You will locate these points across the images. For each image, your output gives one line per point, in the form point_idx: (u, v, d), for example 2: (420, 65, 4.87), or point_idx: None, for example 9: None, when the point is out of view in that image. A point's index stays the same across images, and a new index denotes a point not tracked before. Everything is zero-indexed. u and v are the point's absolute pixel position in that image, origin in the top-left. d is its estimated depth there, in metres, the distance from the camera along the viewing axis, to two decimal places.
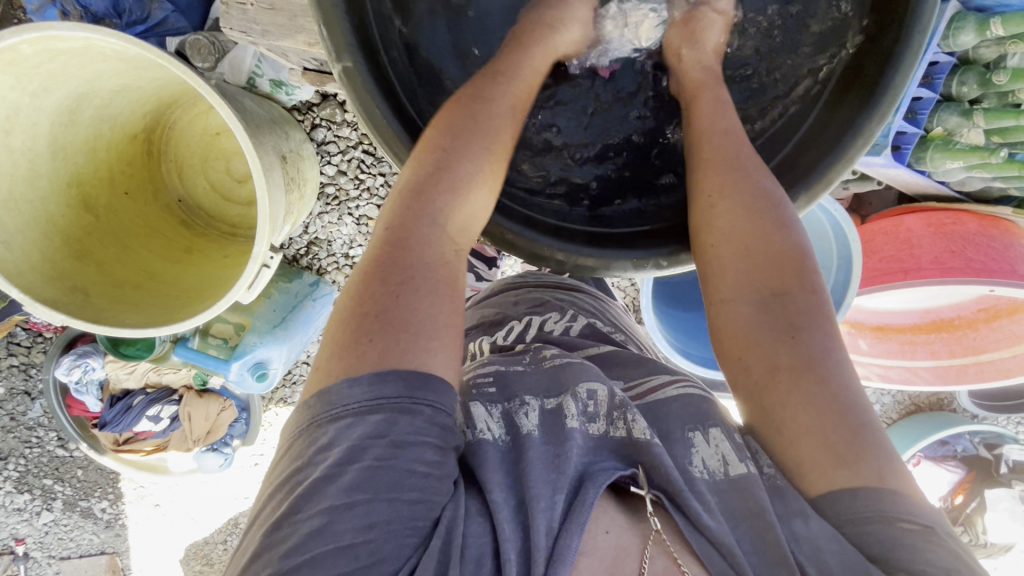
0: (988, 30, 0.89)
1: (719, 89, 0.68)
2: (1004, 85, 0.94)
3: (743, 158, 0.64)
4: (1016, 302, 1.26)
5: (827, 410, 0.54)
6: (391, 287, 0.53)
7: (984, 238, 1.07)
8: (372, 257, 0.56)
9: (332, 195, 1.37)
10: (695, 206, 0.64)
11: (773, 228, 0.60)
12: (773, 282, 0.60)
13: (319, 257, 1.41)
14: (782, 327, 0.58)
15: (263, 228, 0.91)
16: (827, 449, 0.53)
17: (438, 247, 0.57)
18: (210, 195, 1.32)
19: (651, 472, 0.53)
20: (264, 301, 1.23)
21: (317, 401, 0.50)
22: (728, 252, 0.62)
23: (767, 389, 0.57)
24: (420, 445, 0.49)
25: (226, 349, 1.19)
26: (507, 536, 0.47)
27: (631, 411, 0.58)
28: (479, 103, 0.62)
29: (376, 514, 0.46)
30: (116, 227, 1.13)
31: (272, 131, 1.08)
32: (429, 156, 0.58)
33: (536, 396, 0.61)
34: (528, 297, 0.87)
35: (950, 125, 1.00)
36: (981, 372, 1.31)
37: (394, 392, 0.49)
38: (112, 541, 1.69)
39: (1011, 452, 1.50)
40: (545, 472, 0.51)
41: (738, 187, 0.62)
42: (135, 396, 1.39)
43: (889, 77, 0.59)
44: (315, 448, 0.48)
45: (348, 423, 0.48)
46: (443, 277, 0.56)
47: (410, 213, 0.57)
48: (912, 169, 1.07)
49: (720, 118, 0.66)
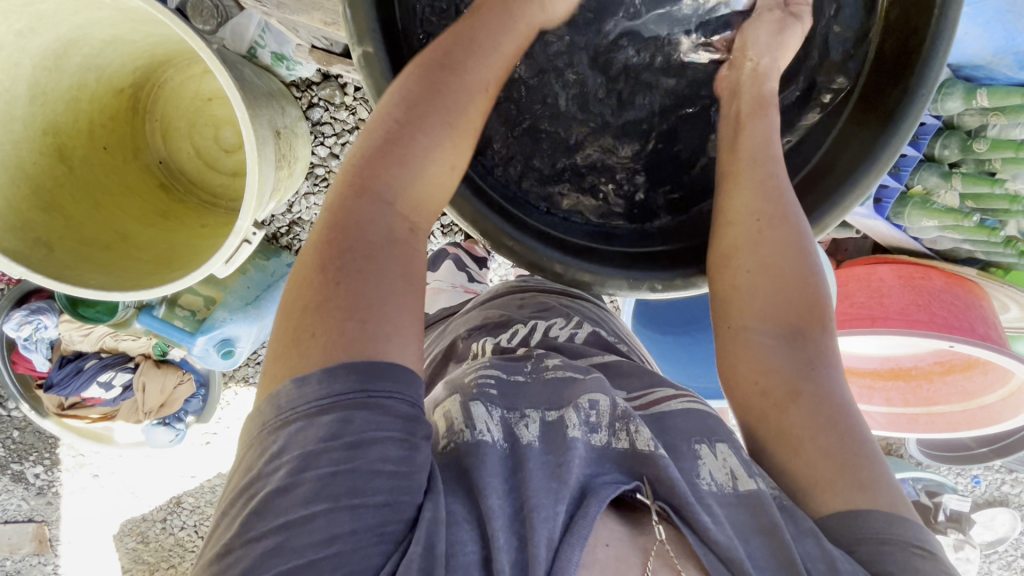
0: (973, 100, 0.95)
1: (764, 115, 0.68)
2: (983, 153, 0.99)
3: (781, 194, 0.65)
4: (970, 359, 1.33)
5: (844, 435, 0.58)
6: (336, 266, 0.55)
7: (949, 294, 1.11)
8: (319, 234, 0.57)
9: (321, 176, 1.34)
10: (735, 228, 0.65)
11: (805, 265, 0.63)
12: (794, 317, 0.64)
13: (299, 238, 1.37)
14: (803, 362, 0.62)
15: (249, 200, 0.89)
16: (843, 474, 0.56)
17: (388, 226, 0.58)
18: (194, 160, 1.27)
19: (655, 485, 0.54)
20: (239, 277, 1.20)
21: (266, 408, 0.52)
22: (761, 281, 0.64)
23: (786, 412, 0.60)
24: (379, 442, 0.50)
25: (193, 322, 1.17)
26: (501, 546, 0.47)
27: (634, 421, 0.59)
28: (448, 74, 0.60)
29: (338, 525, 0.47)
30: (91, 182, 1.08)
31: (270, 104, 1.05)
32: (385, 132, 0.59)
33: (538, 408, 0.61)
34: (535, 301, 0.86)
35: (930, 185, 1.04)
36: (930, 424, 1.38)
37: (346, 389, 0.50)
38: (42, 509, 1.61)
39: (950, 501, 1.58)
40: (548, 482, 0.52)
41: (780, 215, 0.64)
42: (87, 360, 1.32)
43: (887, 135, 0.62)
44: (268, 457, 0.50)
45: (301, 427, 0.50)
46: (394, 253, 0.57)
47: (357, 189, 0.58)
48: (890, 222, 1.10)
49: (756, 143, 0.66)
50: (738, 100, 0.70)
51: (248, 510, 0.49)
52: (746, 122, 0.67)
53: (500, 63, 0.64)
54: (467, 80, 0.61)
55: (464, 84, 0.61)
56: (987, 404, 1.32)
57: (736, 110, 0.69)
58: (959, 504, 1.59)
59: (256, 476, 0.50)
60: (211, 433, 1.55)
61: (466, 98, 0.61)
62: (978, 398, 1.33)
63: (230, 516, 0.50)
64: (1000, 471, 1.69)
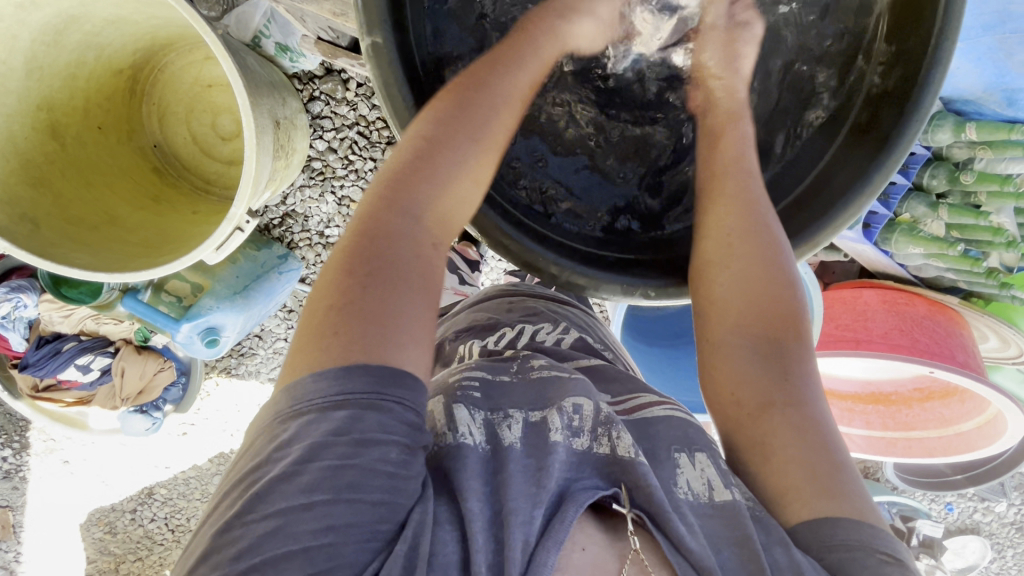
0: (962, 133, 0.97)
1: (738, 127, 0.72)
2: (970, 184, 1.02)
3: (755, 205, 0.67)
4: (949, 386, 1.34)
5: (814, 443, 0.58)
6: (359, 276, 0.55)
7: (931, 322, 1.13)
8: (345, 247, 0.58)
9: (318, 170, 1.33)
10: (710, 242, 0.68)
11: (779, 278, 0.65)
12: (770, 330, 0.65)
13: (292, 231, 1.36)
14: (778, 373, 0.63)
15: (244, 188, 0.88)
16: (813, 481, 0.56)
17: (413, 239, 0.59)
18: (189, 146, 1.25)
19: (633, 492, 0.53)
20: (229, 265, 1.18)
21: (284, 396, 0.51)
22: (733, 292, 0.66)
23: (759, 421, 0.61)
24: (383, 442, 0.49)
25: (179, 308, 1.15)
26: (479, 544, 0.48)
27: (617, 427, 0.59)
28: (474, 95, 0.62)
29: (336, 516, 0.46)
30: (82, 160, 1.07)
31: (271, 94, 1.05)
32: (413, 148, 0.60)
33: (521, 409, 0.61)
34: (523, 305, 0.86)
35: (917, 214, 1.07)
36: (908, 448, 1.40)
37: (361, 388, 0.50)
38: (8, 494, 1.57)
39: (923, 526, 1.58)
40: (527, 486, 0.52)
41: (754, 229, 0.66)
42: (66, 341, 1.29)
43: (880, 159, 0.63)
44: (274, 445, 0.49)
45: (313, 418, 0.50)
46: (418, 267, 0.58)
47: (386, 203, 0.59)
48: (877, 247, 1.12)
49: (726, 159, 0.70)
50: (713, 112, 0.74)
51: (225, 512, 0.48)
52: (721, 134, 0.72)
53: (523, 83, 0.66)
54: (492, 100, 0.63)
55: (499, 112, 0.63)
56: (963, 432, 1.35)
57: (712, 124, 0.73)
58: (932, 529, 1.59)
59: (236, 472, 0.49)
60: (188, 424, 1.53)
61: (492, 115, 0.63)
62: (955, 425, 1.36)
63: (212, 510, 0.50)
64: (972, 499, 1.71)
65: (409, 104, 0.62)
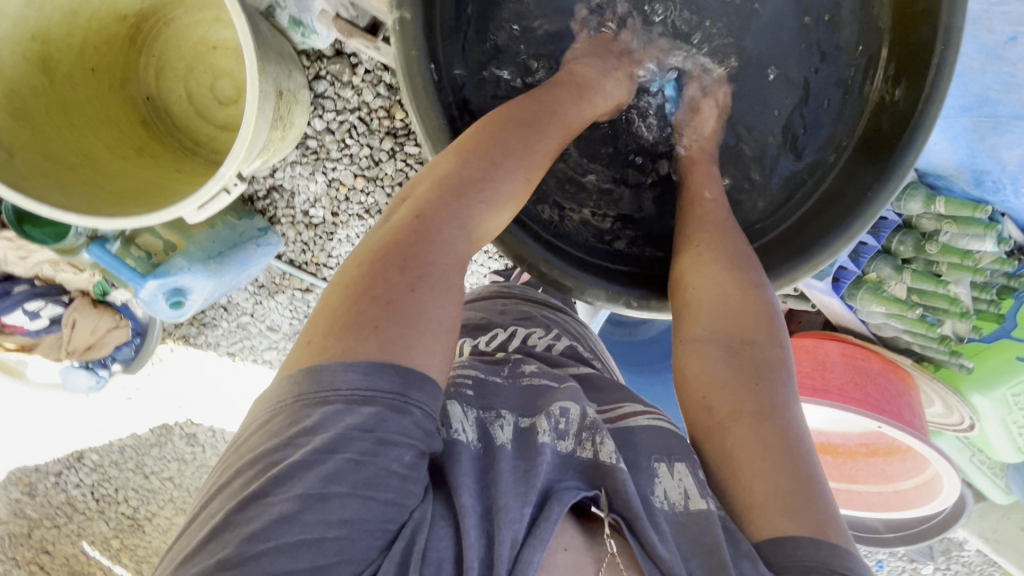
0: (932, 204, 1.04)
1: (705, 166, 0.78)
2: (934, 254, 1.07)
3: (726, 226, 0.71)
4: (894, 445, 1.39)
5: (781, 457, 0.60)
6: (408, 275, 0.55)
7: (884, 379, 1.18)
8: (383, 240, 0.57)
9: (311, 148, 1.32)
10: (686, 253, 0.71)
11: (749, 290, 0.67)
12: (742, 340, 0.67)
13: (276, 206, 1.35)
14: (749, 384, 0.64)
15: (237, 150, 0.88)
16: (777, 495, 0.58)
17: (456, 250, 0.59)
18: (183, 105, 1.19)
19: (612, 497, 0.55)
20: (206, 229, 1.15)
21: (305, 379, 0.50)
22: (708, 300, 0.68)
23: (728, 430, 0.63)
24: (399, 445, 0.49)
25: (146, 265, 1.10)
26: (471, 541, 0.48)
27: (601, 433, 0.60)
28: (526, 130, 0.67)
29: (351, 511, 0.47)
30: (68, 100, 1.04)
31: (278, 64, 1.04)
32: (474, 164, 0.62)
33: (512, 411, 0.62)
34: (516, 310, 0.87)
35: (883, 274, 1.12)
36: (848, 499, 1.45)
37: (390, 388, 0.50)
38: None
39: None
40: (516, 485, 0.53)
41: (724, 243, 0.70)
42: (19, 284, 1.24)
43: (868, 202, 0.66)
44: (295, 430, 0.48)
45: (338, 409, 0.49)
46: (453, 279, 0.58)
47: (445, 206, 0.60)
48: (843, 301, 1.16)
49: (703, 187, 0.75)
50: (686, 152, 0.81)
51: (235, 496, 0.47)
52: (694, 167, 0.79)
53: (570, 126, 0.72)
54: (541, 137, 0.68)
55: (542, 160, 0.67)
56: (901, 490, 1.42)
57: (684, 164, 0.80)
58: None
59: (267, 450, 0.48)
60: (135, 389, 1.48)
61: (541, 150, 0.67)
62: (894, 483, 1.42)
63: (214, 491, 0.50)
64: (901, 559, 1.78)
65: (427, 79, 0.64)
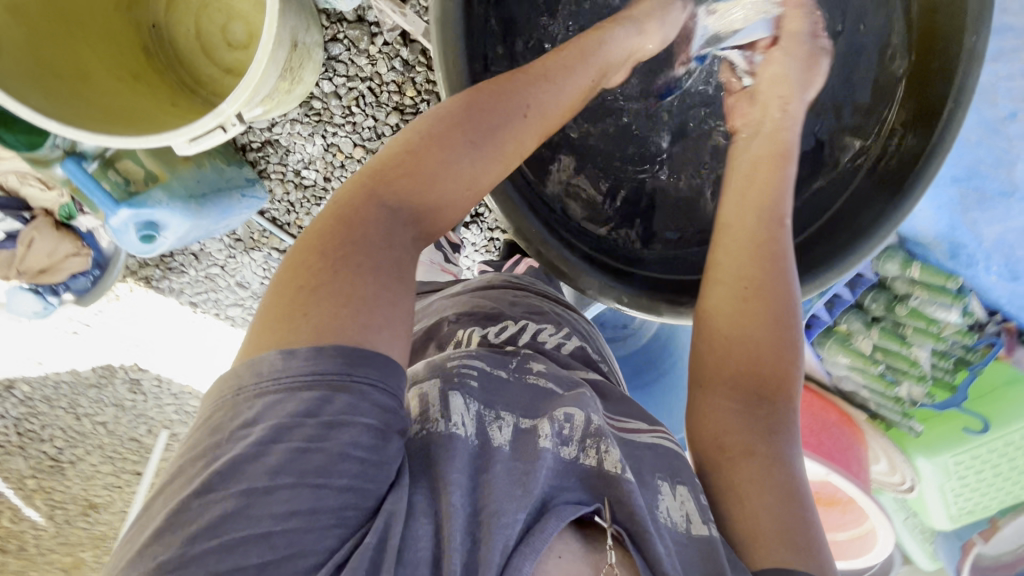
0: (908, 268, 1.09)
1: (781, 168, 0.76)
2: (902, 316, 1.11)
3: (775, 257, 0.71)
4: (833, 494, 1.42)
5: (787, 494, 0.60)
6: (335, 256, 0.53)
7: (838, 430, 1.21)
8: (320, 228, 0.56)
9: (315, 109, 1.29)
10: (727, 282, 0.71)
11: (778, 328, 0.68)
12: (765, 377, 0.67)
13: (268, 160, 1.32)
14: (762, 421, 0.65)
15: (243, 87, 0.85)
16: (781, 532, 0.58)
17: (394, 229, 0.57)
18: (191, 41, 1.14)
19: (615, 508, 0.53)
20: (191, 166, 1.11)
21: (245, 371, 0.48)
22: (737, 334, 0.68)
23: (738, 462, 0.62)
24: (351, 425, 0.47)
25: (123, 192, 1.06)
26: (456, 544, 0.47)
27: (606, 441, 0.57)
28: (485, 103, 0.64)
29: (300, 502, 0.45)
30: (70, 10, 1.00)
31: (299, 14, 1.02)
32: (411, 146, 0.60)
33: (514, 413, 0.59)
34: (527, 302, 0.86)
35: (853, 327, 1.15)
36: None
37: (332, 367, 0.47)
38: None
39: None
40: (512, 488, 0.51)
41: (770, 277, 0.70)
42: None
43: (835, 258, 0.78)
44: (237, 423, 0.47)
45: (279, 398, 0.47)
46: (393, 256, 0.56)
47: (375, 190, 0.58)
48: (811, 349, 1.18)
49: (763, 207, 0.74)
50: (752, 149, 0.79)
51: (182, 488, 0.45)
52: (756, 178, 0.75)
53: (549, 104, 0.69)
54: (509, 109, 0.65)
55: (506, 134, 0.64)
56: (837, 541, 1.44)
57: (755, 155, 0.78)
58: None
59: (207, 446, 0.46)
60: (81, 323, 1.41)
61: (505, 121, 0.64)
62: (831, 533, 1.44)
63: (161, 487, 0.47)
64: None
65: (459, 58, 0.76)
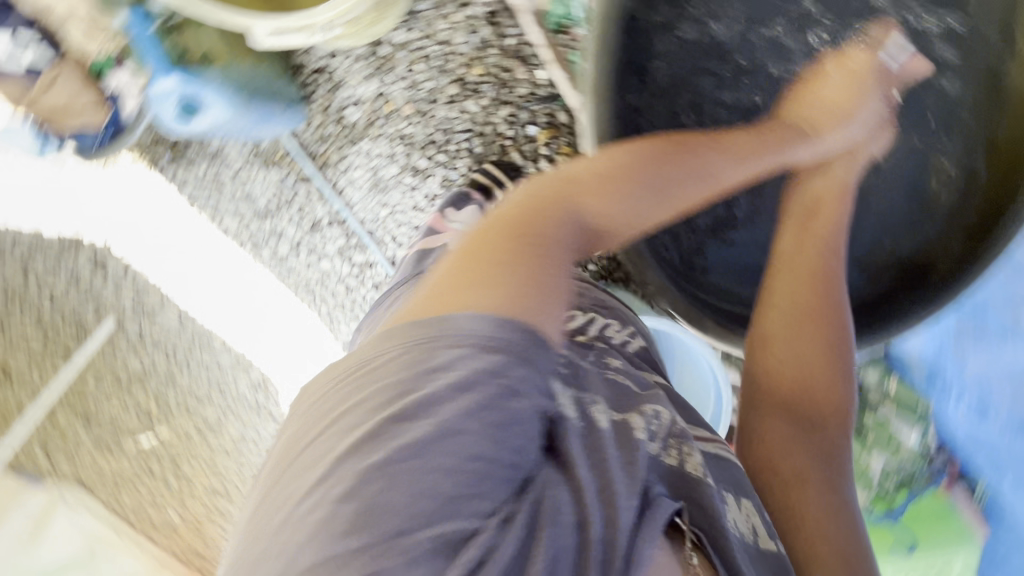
0: (887, 377, 1.17)
1: (831, 230, 0.92)
2: (864, 422, 1.17)
3: (829, 310, 0.87)
4: None
5: (837, 512, 0.76)
6: (521, 248, 0.60)
7: None
8: (500, 221, 0.63)
9: (379, 54, 1.28)
10: (780, 328, 0.87)
11: (834, 375, 0.85)
12: (820, 415, 0.83)
13: (317, 85, 1.30)
14: (818, 451, 0.81)
15: None
16: (840, 550, 0.73)
17: (574, 236, 0.65)
18: None
19: (695, 511, 0.62)
20: (249, 59, 1.07)
21: (432, 323, 0.55)
22: (791, 372, 0.85)
23: (797, 487, 0.78)
24: (523, 394, 0.55)
25: (179, 59, 1.03)
26: (595, 523, 0.54)
27: (685, 443, 0.69)
28: (671, 154, 0.75)
29: (477, 447, 0.53)
30: None
31: None
32: (598, 175, 0.69)
33: (605, 402, 0.69)
34: (594, 295, 0.97)
35: None
36: None
37: (513, 334, 0.54)
38: None
39: None
40: (624, 476, 0.59)
41: (825, 329, 0.86)
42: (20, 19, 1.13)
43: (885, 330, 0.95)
44: (424, 367, 0.53)
45: (463, 353, 0.54)
46: (567, 258, 0.64)
47: (554, 200, 0.65)
48: None
49: (812, 261, 0.90)
50: (800, 202, 0.94)
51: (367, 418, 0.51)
52: (811, 228, 0.92)
53: (721, 179, 0.80)
54: (689, 166, 0.76)
55: (681, 184, 0.75)
56: None
57: (800, 217, 0.93)
58: None
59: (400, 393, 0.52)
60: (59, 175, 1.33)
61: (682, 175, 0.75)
62: None
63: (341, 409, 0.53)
64: None
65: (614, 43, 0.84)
